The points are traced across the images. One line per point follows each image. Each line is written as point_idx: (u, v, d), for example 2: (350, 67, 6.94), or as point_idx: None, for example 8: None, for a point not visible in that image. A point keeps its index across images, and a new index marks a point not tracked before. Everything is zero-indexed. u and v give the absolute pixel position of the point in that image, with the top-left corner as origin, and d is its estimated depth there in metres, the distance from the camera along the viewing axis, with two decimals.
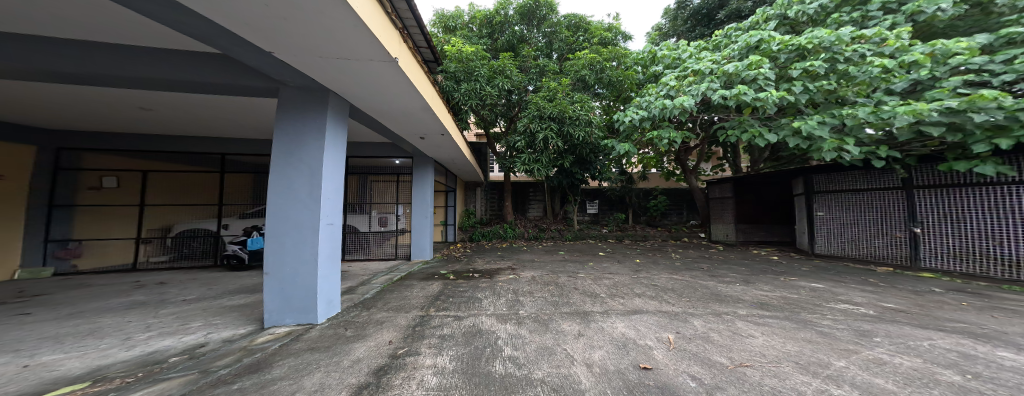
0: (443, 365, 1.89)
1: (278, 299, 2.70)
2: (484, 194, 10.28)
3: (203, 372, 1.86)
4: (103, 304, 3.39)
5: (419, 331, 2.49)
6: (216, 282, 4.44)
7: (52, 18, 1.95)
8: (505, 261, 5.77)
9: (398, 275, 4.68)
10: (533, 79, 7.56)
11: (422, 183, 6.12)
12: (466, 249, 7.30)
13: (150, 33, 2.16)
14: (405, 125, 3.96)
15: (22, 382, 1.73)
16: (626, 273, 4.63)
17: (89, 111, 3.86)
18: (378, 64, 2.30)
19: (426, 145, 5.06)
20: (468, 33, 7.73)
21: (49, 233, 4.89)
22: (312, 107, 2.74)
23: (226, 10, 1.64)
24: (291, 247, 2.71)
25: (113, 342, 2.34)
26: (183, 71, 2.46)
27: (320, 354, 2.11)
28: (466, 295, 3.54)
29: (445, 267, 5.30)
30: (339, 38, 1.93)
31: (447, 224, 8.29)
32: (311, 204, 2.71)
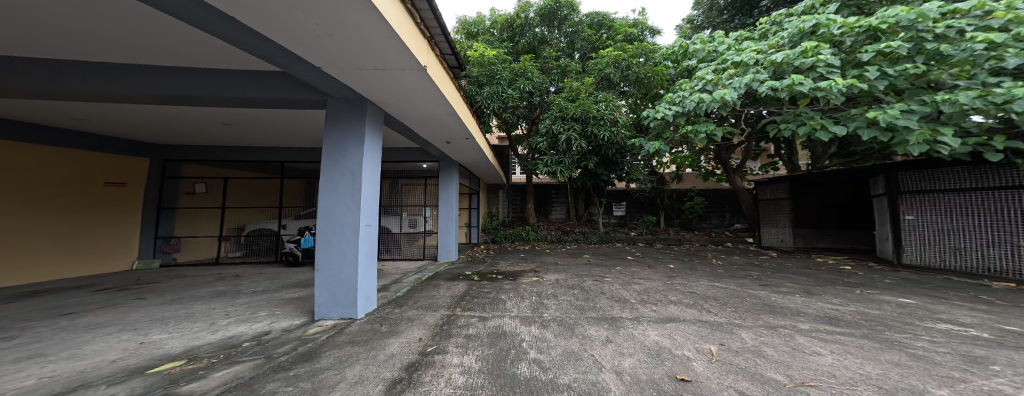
0: (469, 364, 1.93)
1: (326, 294, 2.93)
2: (506, 196, 10.34)
3: (268, 358, 2.08)
4: (194, 293, 3.90)
5: (446, 330, 2.57)
6: (276, 277, 4.91)
7: (158, 47, 2.31)
8: (528, 263, 5.75)
9: (425, 275, 4.84)
10: (554, 80, 7.52)
11: (450, 187, 6.25)
12: (489, 250, 7.36)
13: (229, 56, 2.47)
14: (432, 130, 4.12)
15: (140, 356, 2.06)
16: (658, 279, 4.41)
17: (178, 127, 4.45)
18: (409, 72, 2.42)
19: (451, 149, 5.21)
20: (490, 37, 7.87)
21: (158, 230, 5.75)
22: (353, 116, 2.95)
23: (284, 30, 1.82)
24: (336, 246, 2.93)
25: (203, 326, 2.70)
26: (252, 89, 2.77)
27: (359, 347, 2.26)
28: (491, 295, 3.60)
29: (472, 268, 5.39)
30: (375, 49, 2.05)
31: (471, 226, 8.47)
32: (353, 206, 2.91)
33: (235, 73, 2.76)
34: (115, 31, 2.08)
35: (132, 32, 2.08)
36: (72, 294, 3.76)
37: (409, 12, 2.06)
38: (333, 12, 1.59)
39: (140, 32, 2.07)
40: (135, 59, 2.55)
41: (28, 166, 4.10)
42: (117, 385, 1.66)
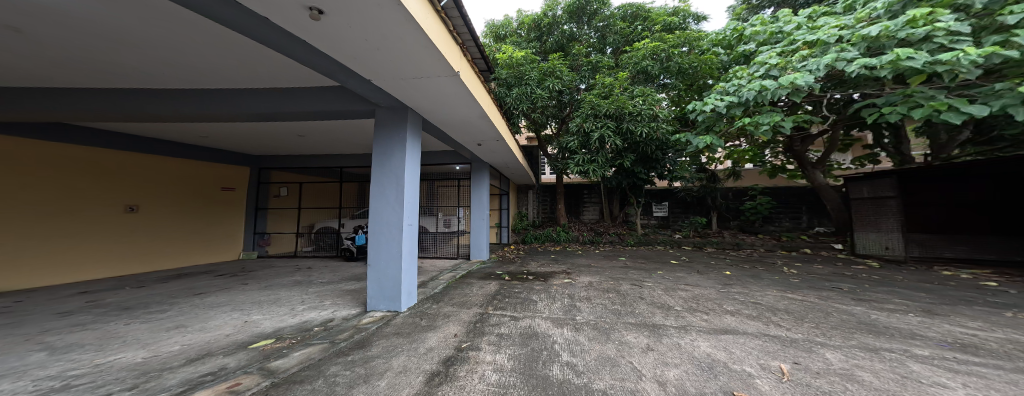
0: (501, 363, 1.97)
1: (376, 288, 3.18)
2: (536, 197, 10.28)
3: (332, 343, 2.34)
4: (279, 281, 4.50)
5: (479, 328, 2.65)
6: (337, 269, 5.44)
7: (244, 71, 2.73)
8: (560, 265, 5.67)
9: (460, 273, 5.04)
10: (586, 77, 7.32)
11: (483, 188, 6.35)
12: (520, 251, 7.41)
13: (297, 75, 2.80)
14: (465, 133, 4.26)
15: (244, 333, 2.49)
16: (710, 286, 4.04)
17: (268, 140, 5.18)
18: (444, 79, 2.54)
19: (482, 151, 5.32)
20: (517, 39, 7.93)
21: (256, 227, 6.67)
22: (396, 124, 3.18)
23: (341, 49, 2.04)
24: (384, 243, 3.18)
25: (286, 310, 3.13)
26: (316, 103, 3.12)
27: (402, 339, 2.43)
28: (521, 295, 3.62)
29: (505, 268, 5.44)
30: (415, 60, 2.20)
31: (501, 226, 8.61)
32: (397, 207, 3.13)
33: (307, 90, 3.13)
34: (222, 61, 2.51)
35: (231, 60, 2.49)
36: (200, 277, 4.62)
37: (444, 21, 2.17)
38: (381, 26, 1.77)
39: (238, 58, 2.46)
40: (241, 84, 3.05)
41: (158, 174, 5.10)
42: (230, 356, 2.04)
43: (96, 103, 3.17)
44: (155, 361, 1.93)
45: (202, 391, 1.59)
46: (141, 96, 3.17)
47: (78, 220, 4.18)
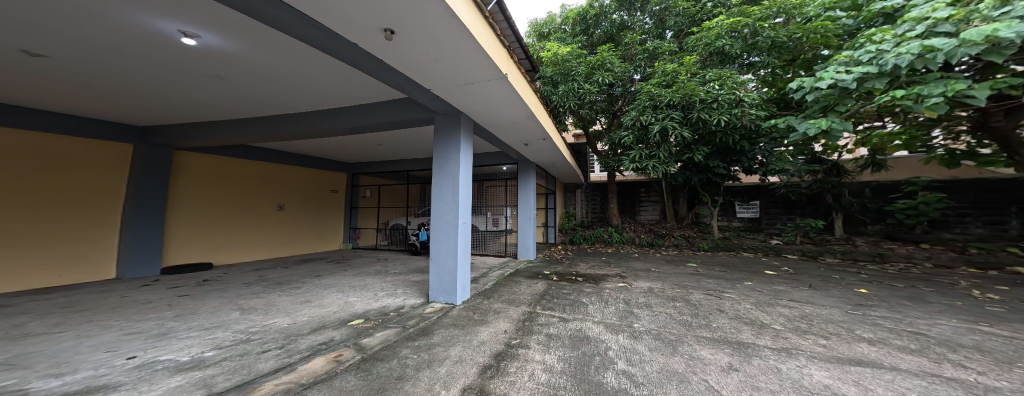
0: (551, 364, 1.95)
1: (436, 280, 3.41)
2: (585, 196, 9.91)
3: (403, 327, 2.59)
4: (364, 269, 5.15)
5: (528, 326, 2.66)
6: (404, 262, 5.99)
7: (336, 92, 3.20)
8: (613, 268, 5.37)
9: (508, 271, 5.14)
10: (643, 66, 6.73)
11: (525, 191, 6.26)
12: (567, 252, 7.22)
13: (372, 90, 3.17)
14: (511, 134, 4.30)
15: (343, 312, 2.97)
16: (810, 301, 3.39)
17: (350, 148, 5.88)
18: (493, 82, 2.60)
19: (529, 151, 5.33)
20: (561, 35, 7.76)
21: (351, 222, 7.73)
22: (451, 129, 3.36)
23: (406, 63, 2.25)
24: (443, 239, 3.39)
25: (370, 294, 3.60)
26: (390, 115, 3.47)
27: (458, 331, 2.56)
28: (571, 297, 3.52)
29: (554, 268, 5.35)
30: (466, 66, 2.30)
31: (548, 226, 8.56)
32: (454, 206, 3.32)
33: (383, 103, 3.50)
34: (330, 85, 3.02)
35: (333, 83, 2.95)
36: (318, 262, 5.67)
37: (492, 26, 2.21)
38: (440, 38, 1.90)
39: (337, 80, 2.88)
40: (343, 104, 3.59)
41: (287, 179, 6.32)
42: (333, 331, 2.48)
43: (253, 129, 4.04)
44: (294, 327, 2.53)
45: (317, 358, 1.99)
46: (271, 119, 3.95)
47: (241, 216, 5.51)
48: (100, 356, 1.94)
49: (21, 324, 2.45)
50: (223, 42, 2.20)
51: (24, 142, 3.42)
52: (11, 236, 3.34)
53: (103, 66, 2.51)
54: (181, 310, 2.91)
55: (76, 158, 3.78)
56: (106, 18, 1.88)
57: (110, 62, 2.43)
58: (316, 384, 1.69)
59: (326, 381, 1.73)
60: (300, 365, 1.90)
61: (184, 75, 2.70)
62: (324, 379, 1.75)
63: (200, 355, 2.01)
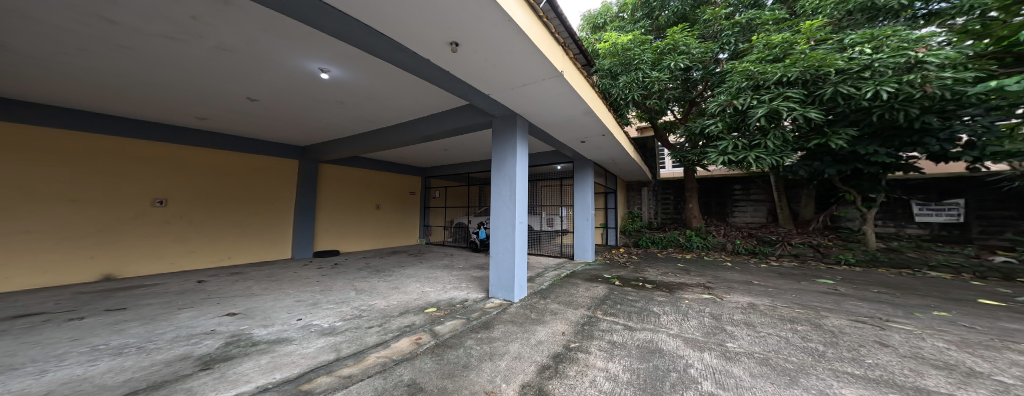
0: (615, 373, 1.83)
1: (495, 277, 3.52)
2: (652, 194, 9.04)
3: (467, 319, 2.74)
4: (434, 263, 5.64)
5: (588, 330, 2.54)
6: (467, 258, 6.36)
7: (411, 105, 3.59)
8: (688, 275, 4.78)
9: (565, 272, 5.02)
10: (732, 41, 5.66)
11: (583, 191, 5.98)
12: (631, 255, 6.66)
13: (438, 100, 3.46)
14: (568, 131, 4.18)
15: (421, 299, 3.30)
16: (996, 333, 2.46)
17: (419, 153, 6.41)
18: (549, 81, 2.57)
19: (586, 148, 5.11)
20: (620, 23, 7.25)
21: (425, 220, 8.45)
22: (507, 131, 3.44)
23: (466, 72, 2.38)
24: (501, 238, 3.48)
25: (441, 285, 3.95)
26: (454, 122, 3.73)
27: (517, 328, 2.59)
28: (638, 304, 3.25)
29: (618, 273, 4.99)
30: (521, 67, 2.31)
31: (608, 227, 8.10)
32: (511, 206, 3.38)
33: (447, 112, 3.78)
34: (412, 100, 3.43)
35: (411, 97, 3.34)
36: (401, 254, 6.43)
37: (545, 24, 2.16)
38: (496, 45, 1.97)
39: (413, 94, 3.25)
40: (418, 115, 4.02)
41: (380, 182, 7.35)
42: (408, 317, 2.73)
43: (359, 143, 4.90)
44: (388, 309, 2.95)
45: (403, 338, 2.27)
46: (366, 132, 4.70)
47: (354, 214, 6.75)
48: (285, 315, 2.76)
49: (209, 293, 3.41)
50: (345, 74, 2.79)
51: (232, 160, 4.97)
52: (225, 224, 4.89)
53: (284, 102, 3.53)
54: (305, 288, 3.67)
55: (256, 169, 5.25)
56: (292, 74, 2.79)
57: (287, 101, 3.45)
58: (400, 363, 1.92)
59: (408, 361, 1.94)
60: (393, 342, 2.19)
61: (321, 103, 3.54)
62: (409, 358, 1.97)
63: (334, 323, 2.56)
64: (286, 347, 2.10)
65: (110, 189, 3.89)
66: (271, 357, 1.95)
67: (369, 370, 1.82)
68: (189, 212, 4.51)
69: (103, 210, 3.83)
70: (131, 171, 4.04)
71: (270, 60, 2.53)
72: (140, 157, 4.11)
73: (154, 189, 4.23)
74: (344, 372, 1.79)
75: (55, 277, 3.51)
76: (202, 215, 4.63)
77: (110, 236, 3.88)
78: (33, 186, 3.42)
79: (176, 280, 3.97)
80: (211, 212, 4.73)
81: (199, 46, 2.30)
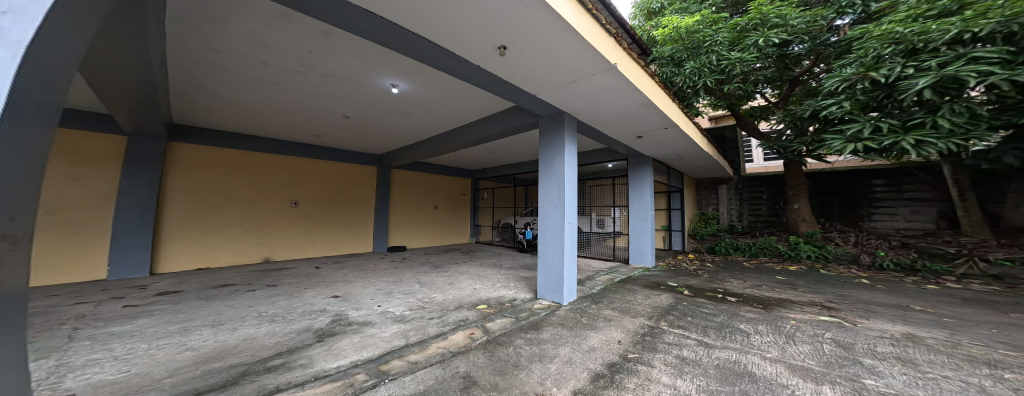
0: (684, 391, 1.63)
1: (544, 278, 3.46)
2: (734, 194, 7.82)
3: (516, 318, 2.75)
4: (483, 261, 5.80)
5: (649, 342, 2.32)
6: (516, 258, 6.40)
7: (462, 110, 3.77)
8: (774, 285, 4.05)
9: (619, 277, 4.66)
10: (855, 2, 4.44)
11: (635, 191, 5.51)
12: (703, 263, 5.77)
13: (487, 103, 3.54)
14: (622, 127, 3.90)
15: (472, 296, 3.44)
16: None
17: (470, 156, 6.68)
18: (600, 75, 2.42)
19: (644, 144, 4.68)
20: (681, 5, 6.49)
21: (476, 220, 8.79)
22: (554, 130, 3.36)
23: (514, 74, 2.38)
24: (550, 239, 3.40)
25: (491, 284, 4.04)
26: (502, 124, 3.78)
27: (568, 331, 2.49)
28: (716, 318, 2.80)
29: (688, 281, 4.35)
30: (570, 63, 2.21)
31: (672, 230, 7.32)
32: (559, 206, 3.29)
33: (495, 115, 3.87)
34: (467, 106, 3.61)
35: (463, 103, 3.51)
36: (454, 252, 6.79)
37: (595, 16, 2.02)
38: (542, 44, 1.93)
39: (464, 100, 3.42)
40: (469, 120, 4.20)
41: (436, 184, 7.85)
42: (463, 312, 2.87)
43: (421, 150, 5.33)
44: (445, 303, 3.14)
45: (458, 331, 2.38)
46: (427, 139, 5.09)
47: (418, 214, 7.38)
48: (370, 300, 3.15)
49: (305, 279, 4.06)
50: (410, 87, 3.07)
51: (331, 169, 5.89)
52: (336, 221, 5.93)
53: (376, 119, 4.11)
54: (374, 279, 4.10)
55: (348, 175, 6.13)
56: (376, 94, 3.22)
57: (373, 116, 3.98)
58: (457, 355, 2.01)
59: (464, 354, 2.03)
60: (450, 335, 2.31)
61: (393, 115, 3.96)
62: (463, 352, 2.05)
63: (404, 312, 2.83)
64: (369, 330, 2.37)
65: (261, 193, 5.08)
66: (359, 337, 2.23)
67: (432, 358, 1.94)
68: (310, 211, 5.61)
69: (259, 209, 5.03)
70: (271, 180, 5.17)
71: (358, 83, 2.94)
72: (278, 169, 5.24)
73: (289, 194, 5.37)
74: (411, 358, 1.93)
75: (240, 258, 4.81)
76: (320, 213, 5.72)
77: (266, 229, 5.09)
78: (219, 191, 4.67)
79: (303, 265, 4.93)
80: (323, 212, 5.77)
81: (316, 77, 2.80)
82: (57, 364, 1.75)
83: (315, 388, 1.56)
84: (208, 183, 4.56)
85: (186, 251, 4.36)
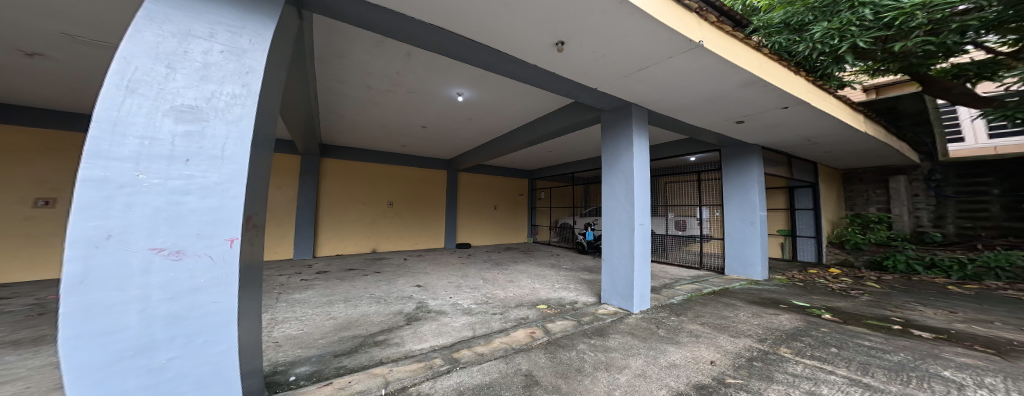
0: None
1: (608, 282, 3.12)
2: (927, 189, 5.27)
3: (579, 321, 2.60)
4: (542, 261, 5.70)
5: (760, 368, 1.83)
6: (576, 259, 6.09)
7: (520, 110, 3.78)
8: (961, 314, 2.83)
9: (708, 288, 3.67)
10: None
11: (734, 188, 4.24)
12: (859, 283, 4.12)
13: (546, 101, 3.46)
14: (711, 116, 3.20)
15: (531, 295, 3.41)
16: None
17: (529, 156, 6.70)
18: (680, 57, 2.04)
19: (741, 138, 3.77)
20: None
21: (533, 220, 8.76)
22: (620, 123, 3.00)
23: (572, 68, 2.26)
24: (616, 242, 3.04)
25: (549, 284, 3.92)
26: (562, 121, 3.63)
27: (640, 342, 2.22)
28: (879, 352, 2.02)
29: (829, 303, 3.12)
30: (633, 50, 1.96)
31: (797, 236, 5.89)
32: (628, 206, 2.90)
33: (555, 112, 3.75)
34: (527, 105, 3.60)
35: (520, 106, 3.59)
36: (513, 251, 6.90)
37: None
38: (605, 30, 1.75)
39: (521, 103, 3.50)
40: (525, 120, 4.21)
41: (496, 185, 8.12)
42: (525, 310, 2.87)
43: (486, 152, 5.50)
44: (505, 300, 3.20)
45: (519, 328, 2.39)
46: (494, 141, 5.21)
47: (480, 213, 7.77)
48: (444, 292, 3.44)
49: (391, 268, 4.71)
50: (472, 93, 3.22)
51: (414, 173, 6.72)
52: (422, 219, 6.79)
53: (447, 126, 4.47)
54: (444, 272, 4.47)
55: (427, 179, 6.91)
56: (445, 103, 3.51)
57: (444, 124, 4.35)
58: (519, 352, 2.00)
59: (526, 352, 2.01)
60: (510, 332, 2.32)
61: (458, 122, 4.29)
62: (525, 349, 2.05)
63: (471, 305, 3.01)
64: (443, 319, 2.58)
65: (368, 196, 6.12)
66: (432, 325, 2.43)
67: (496, 352, 1.97)
68: (402, 210, 6.52)
69: (366, 209, 6.08)
70: (372, 184, 6.16)
71: (430, 94, 3.23)
72: (377, 175, 6.23)
73: (386, 196, 6.31)
74: (478, 349, 2.01)
75: (358, 247, 5.94)
76: (409, 212, 6.59)
77: (374, 225, 6.14)
78: (344, 195, 5.85)
79: (395, 256, 5.77)
80: (412, 210, 6.63)
81: (402, 94, 3.24)
82: (271, 316, 2.49)
83: (401, 366, 1.76)
84: (337, 188, 5.76)
85: (332, 240, 5.67)
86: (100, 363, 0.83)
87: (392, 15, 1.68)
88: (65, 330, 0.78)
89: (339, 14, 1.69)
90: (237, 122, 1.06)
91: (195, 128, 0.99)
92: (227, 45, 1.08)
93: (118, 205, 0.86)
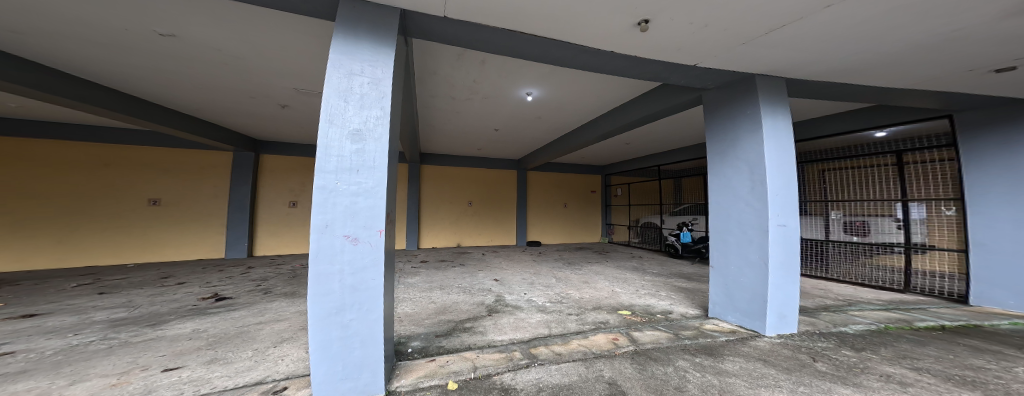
0: None
1: (723, 293, 2.50)
2: None
3: (677, 335, 2.19)
4: (622, 263, 5.14)
5: None
6: (666, 263, 5.24)
7: (597, 101, 3.46)
8: None
9: (919, 320, 2.48)
10: None
11: (993, 179, 2.73)
12: None
13: (627, 87, 3.05)
14: (910, 74, 2.13)
15: (613, 299, 3.09)
16: None
17: (607, 150, 6.19)
18: (847, 2, 1.40)
19: (968, 92, 2.43)
20: None
21: (609, 218, 8.05)
22: (737, 100, 2.36)
23: (660, 47, 1.91)
24: (734, 246, 2.39)
25: (629, 289, 3.48)
26: (647, 108, 3.14)
27: (778, 372, 1.68)
28: None
29: None
30: (752, 10, 1.47)
31: None
32: (755, 202, 2.23)
33: (638, 98, 3.28)
34: (604, 95, 3.27)
35: (594, 97, 3.32)
36: (587, 250, 6.50)
37: None
38: None
39: (597, 93, 3.22)
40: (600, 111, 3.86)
41: (568, 182, 7.84)
42: (604, 315, 2.62)
43: (556, 148, 5.33)
44: (582, 301, 3.00)
45: (599, 333, 2.19)
46: (565, 136, 4.98)
47: (551, 211, 7.64)
48: (520, 288, 3.48)
49: (476, 261, 5.10)
50: (542, 90, 3.15)
51: (490, 174, 7.12)
52: (498, 216, 7.15)
53: (521, 126, 4.52)
54: (524, 268, 4.54)
55: (502, 178, 7.22)
56: (518, 104, 3.55)
57: (515, 124, 4.42)
58: (600, 358, 1.81)
59: (608, 358, 1.80)
60: (588, 335, 2.15)
61: (527, 122, 4.30)
62: (607, 356, 1.83)
63: (546, 303, 2.94)
64: (518, 313, 2.61)
65: (452, 195, 6.80)
66: (507, 318, 2.48)
67: (575, 354, 1.83)
68: (481, 208, 7.00)
69: (450, 207, 6.77)
70: (455, 185, 6.82)
71: (504, 96, 3.31)
72: (458, 176, 6.87)
73: (467, 195, 6.90)
74: (556, 348, 1.91)
75: (445, 241, 6.69)
76: (487, 209, 7.03)
77: (458, 222, 6.82)
78: (434, 195, 6.66)
79: (475, 250, 6.25)
80: (489, 208, 7.07)
81: (479, 100, 3.45)
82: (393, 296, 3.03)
83: (486, 354, 1.81)
84: (429, 189, 6.62)
85: (428, 234, 6.56)
86: (323, 312, 1.19)
87: (472, 27, 1.69)
88: (311, 287, 1.17)
89: (434, 35, 1.76)
90: (380, 139, 1.29)
91: (360, 147, 1.26)
92: (371, 78, 1.33)
93: (330, 204, 1.20)
